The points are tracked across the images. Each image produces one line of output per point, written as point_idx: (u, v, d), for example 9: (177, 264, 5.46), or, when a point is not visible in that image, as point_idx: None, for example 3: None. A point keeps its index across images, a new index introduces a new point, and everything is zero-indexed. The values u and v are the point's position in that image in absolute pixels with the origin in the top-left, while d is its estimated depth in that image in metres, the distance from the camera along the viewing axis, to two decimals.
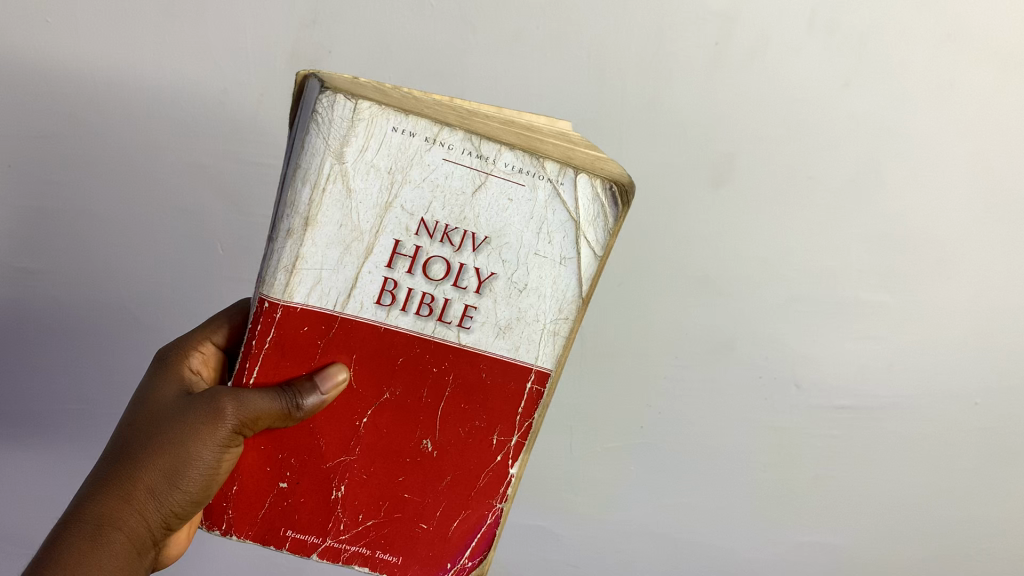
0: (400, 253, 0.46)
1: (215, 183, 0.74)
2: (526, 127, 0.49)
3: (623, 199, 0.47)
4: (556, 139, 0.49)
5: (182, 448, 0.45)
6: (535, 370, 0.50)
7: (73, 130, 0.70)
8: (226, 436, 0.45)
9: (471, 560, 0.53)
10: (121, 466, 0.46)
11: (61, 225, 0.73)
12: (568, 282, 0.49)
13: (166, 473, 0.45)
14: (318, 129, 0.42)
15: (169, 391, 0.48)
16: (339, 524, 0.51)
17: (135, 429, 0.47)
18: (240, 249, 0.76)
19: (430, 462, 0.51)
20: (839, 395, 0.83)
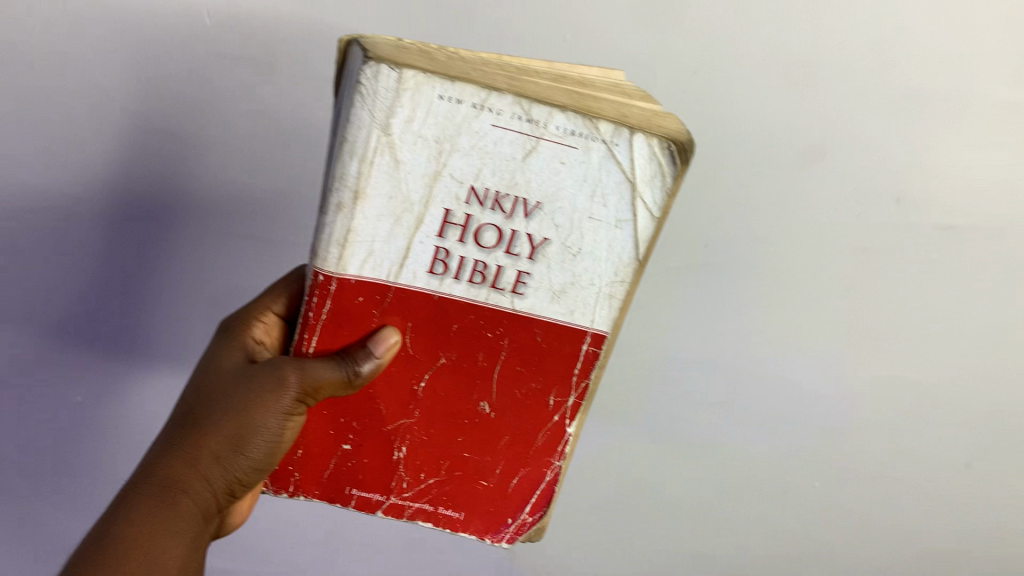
0: (451, 222, 0.45)
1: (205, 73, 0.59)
2: (578, 81, 0.47)
3: (682, 157, 0.45)
4: (608, 92, 0.47)
5: (246, 415, 0.46)
6: (591, 333, 0.50)
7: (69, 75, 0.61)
8: (289, 405, 0.45)
9: (531, 516, 0.54)
10: (189, 432, 0.46)
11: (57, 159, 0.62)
12: (623, 244, 0.47)
13: (230, 440, 0.46)
14: (363, 101, 0.41)
15: (233, 360, 0.48)
16: (402, 483, 0.52)
17: (201, 397, 0.47)
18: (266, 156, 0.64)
19: (488, 424, 0.51)
20: (913, 65, 0.59)
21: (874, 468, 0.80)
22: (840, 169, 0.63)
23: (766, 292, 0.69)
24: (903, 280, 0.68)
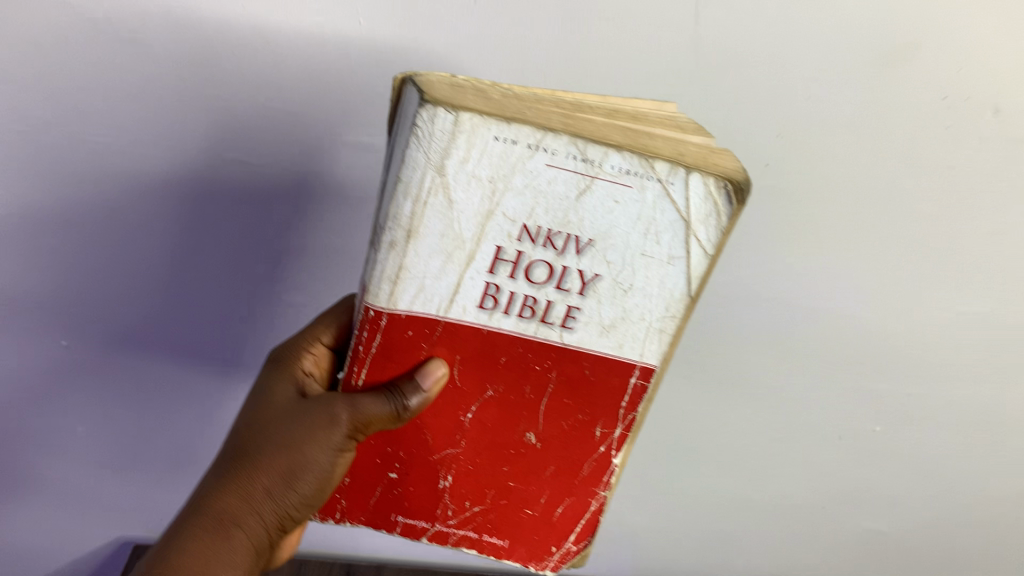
0: (502, 259, 0.45)
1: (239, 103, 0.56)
2: (631, 114, 0.46)
3: (738, 197, 0.44)
4: (663, 127, 0.46)
5: (298, 451, 0.46)
6: (640, 366, 0.49)
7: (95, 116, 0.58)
8: (340, 440, 0.46)
9: (576, 544, 0.54)
10: (241, 465, 0.47)
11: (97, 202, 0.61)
12: (675, 281, 0.47)
13: (281, 477, 0.46)
14: (419, 143, 0.41)
15: (284, 393, 0.49)
16: (447, 511, 0.52)
17: (253, 430, 0.48)
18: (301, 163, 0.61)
19: (534, 454, 0.51)
20: None
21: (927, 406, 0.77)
22: (932, 72, 0.52)
23: (834, 228, 0.62)
24: (990, 198, 0.60)
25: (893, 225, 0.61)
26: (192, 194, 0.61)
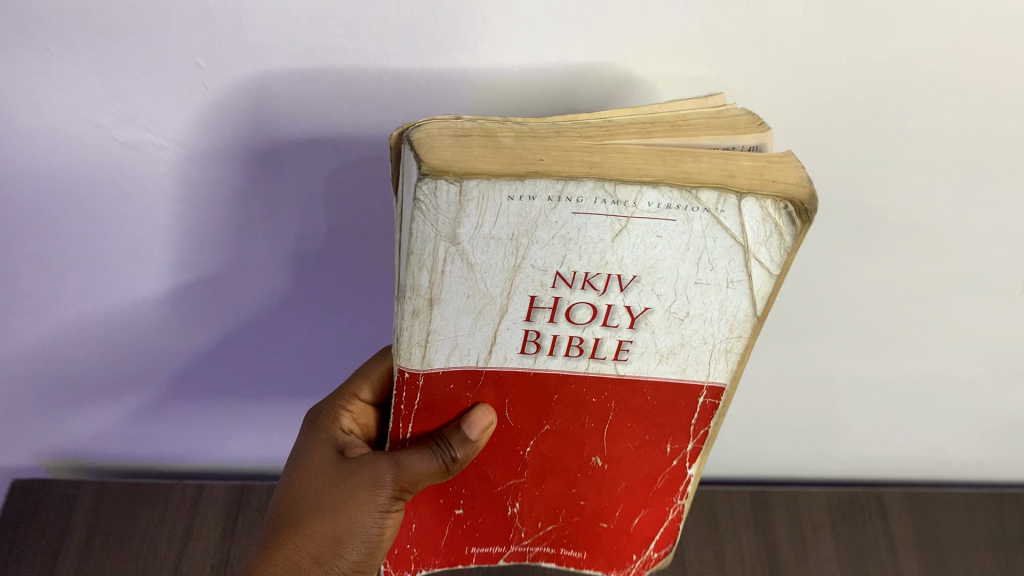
0: (539, 306, 0.41)
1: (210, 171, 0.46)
2: (673, 124, 0.38)
3: (802, 218, 0.37)
4: (710, 134, 0.38)
5: (343, 514, 0.45)
6: (708, 386, 0.45)
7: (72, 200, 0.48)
8: (388, 500, 0.45)
9: (657, 551, 0.52)
10: (286, 535, 0.45)
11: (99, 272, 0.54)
12: (737, 303, 0.41)
13: (332, 542, 0.45)
14: (424, 217, 0.36)
15: (322, 455, 0.47)
16: (520, 533, 0.51)
17: (293, 496, 0.46)
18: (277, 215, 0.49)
19: (602, 474, 0.49)
20: None
21: None
22: None
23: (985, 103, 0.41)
24: None
25: None
26: (202, 248, 0.52)
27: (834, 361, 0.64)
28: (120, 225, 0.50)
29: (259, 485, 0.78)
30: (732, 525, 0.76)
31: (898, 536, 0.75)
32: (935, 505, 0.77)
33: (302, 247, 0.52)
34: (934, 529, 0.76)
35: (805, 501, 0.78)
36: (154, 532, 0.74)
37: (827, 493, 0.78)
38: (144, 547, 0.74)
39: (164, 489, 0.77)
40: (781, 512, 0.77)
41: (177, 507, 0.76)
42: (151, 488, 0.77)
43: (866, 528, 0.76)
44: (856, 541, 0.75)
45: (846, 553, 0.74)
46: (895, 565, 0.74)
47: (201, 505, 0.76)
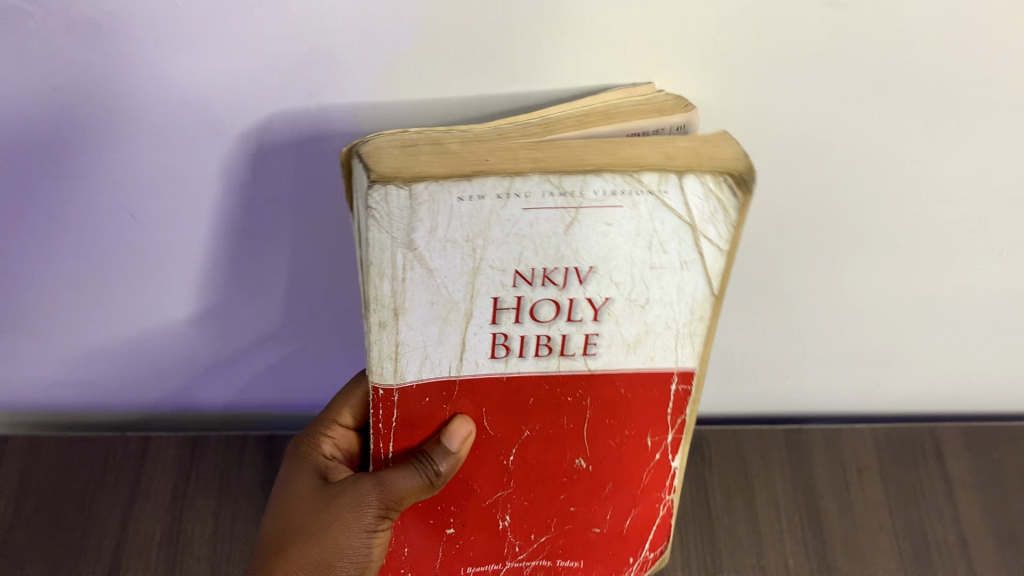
0: (503, 308, 0.42)
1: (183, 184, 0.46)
2: (606, 115, 0.39)
3: (745, 190, 0.37)
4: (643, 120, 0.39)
5: (329, 538, 0.45)
6: (678, 372, 0.46)
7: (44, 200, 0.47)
8: (374, 521, 0.45)
9: (652, 551, 0.52)
10: (274, 563, 0.45)
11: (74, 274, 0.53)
12: (695, 283, 0.42)
13: (318, 566, 0.45)
14: (379, 225, 0.37)
15: (307, 482, 0.47)
16: (514, 548, 0.51)
17: (280, 524, 0.46)
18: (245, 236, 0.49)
19: (588, 476, 0.49)
20: None
21: None
22: None
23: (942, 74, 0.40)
24: None
25: None
26: (120, 206, 0.47)
27: (931, 292, 0.56)
28: (94, 229, 0.49)
29: (215, 437, 0.66)
30: (764, 471, 0.65)
31: (958, 483, 0.65)
32: (994, 439, 0.66)
33: (181, 169, 0.44)
34: (998, 471, 0.65)
35: (850, 440, 0.67)
36: (89, 497, 0.63)
37: (877, 429, 0.67)
38: (79, 534, 0.62)
39: (104, 443, 0.65)
40: (819, 453, 0.66)
41: (118, 468, 0.64)
42: (87, 443, 0.65)
43: (918, 473, 0.65)
44: (908, 484, 0.64)
45: (896, 497, 0.64)
46: (955, 511, 0.63)
47: (148, 466, 0.64)
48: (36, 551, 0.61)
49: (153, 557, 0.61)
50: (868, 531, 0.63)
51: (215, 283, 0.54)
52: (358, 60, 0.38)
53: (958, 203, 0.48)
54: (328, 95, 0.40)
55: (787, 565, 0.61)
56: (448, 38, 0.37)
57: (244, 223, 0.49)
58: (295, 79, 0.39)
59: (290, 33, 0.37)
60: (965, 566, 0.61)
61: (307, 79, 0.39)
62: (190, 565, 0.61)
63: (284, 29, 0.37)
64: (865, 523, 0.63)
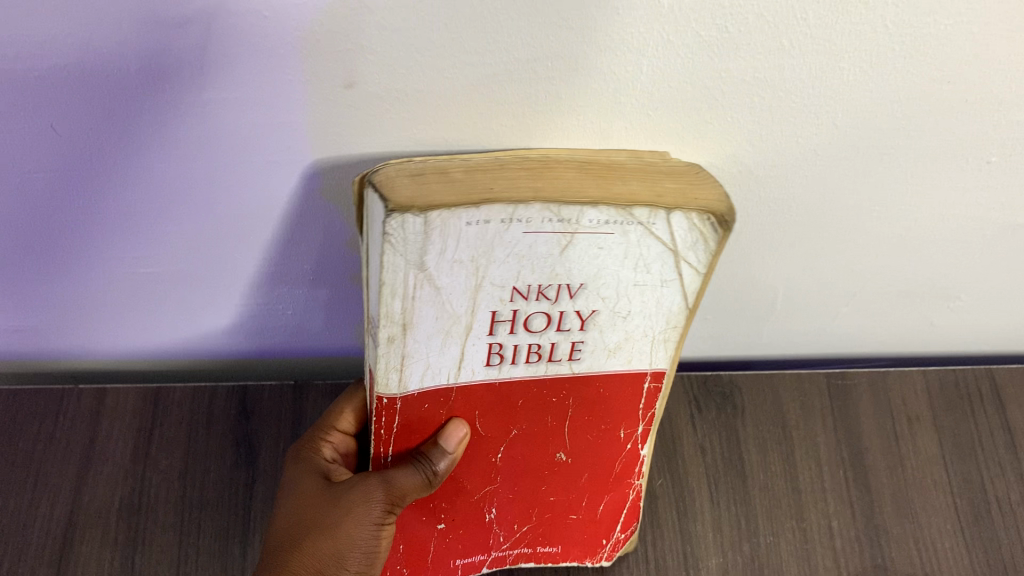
0: (499, 320, 0.45)
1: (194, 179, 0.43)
2: (607, 166, 0.43)
3: (725, 228, 0.42)
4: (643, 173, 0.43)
5: (339, 531, 0.47)
6: (651, 372, 0.50)
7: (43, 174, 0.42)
8: (380, 514, 0.48)
9: (623, 532, 0.56)
10: (287, 557, 0.47)
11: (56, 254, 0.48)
12: (672, 298, 0.46)
13: (332, 559, 0.47)
14: (394, 249, 0.40)
15: (310, 482, 0.50)
16: (499, 538, 0.55)
17: (290, 522, 0.49)
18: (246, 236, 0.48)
19: (567, 468, 0.53)
20: None
21: None
22: None
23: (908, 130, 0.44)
24: None
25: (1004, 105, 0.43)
26: (125, 193, 0.44)
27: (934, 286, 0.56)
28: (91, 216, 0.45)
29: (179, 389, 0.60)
30: (804, 420, 0.58)
31: (1020, 431, 0.58)
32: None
33: (140, 104, 0.38)
34: None
35: (899, 386, 0.60)
36: (35, 457, 0.57)
37: (929, 372, 0.60)
38: (23, 497, 0.56)
39: (53, 394, 0.59)
40: (863, 398, 0.59)
41: (70, 424, 0.58)
42: (34, 394, 0.59)
43: (975, 424, 0.59)
44: (964, 435, 0.58)
45: (951, 449, 0.58)
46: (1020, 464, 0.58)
47: (103, 418, 0.58)
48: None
49: (111, 524, 0.55)
50: (919, 489, 0.57)
51: (154, 208, 0.45)
52: (368, 105, 0.40)
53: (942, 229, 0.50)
54: (334, 130, 0.41)
55: (831, 529, 0.55)
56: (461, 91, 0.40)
57: (197, 130, 0.40)
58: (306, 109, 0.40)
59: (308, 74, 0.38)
60: None
61: (314, 114, 0.40)
62: (151, 534, 0.55)
63: (296, 72, 0.38)
64: (917, 480, 0.57)
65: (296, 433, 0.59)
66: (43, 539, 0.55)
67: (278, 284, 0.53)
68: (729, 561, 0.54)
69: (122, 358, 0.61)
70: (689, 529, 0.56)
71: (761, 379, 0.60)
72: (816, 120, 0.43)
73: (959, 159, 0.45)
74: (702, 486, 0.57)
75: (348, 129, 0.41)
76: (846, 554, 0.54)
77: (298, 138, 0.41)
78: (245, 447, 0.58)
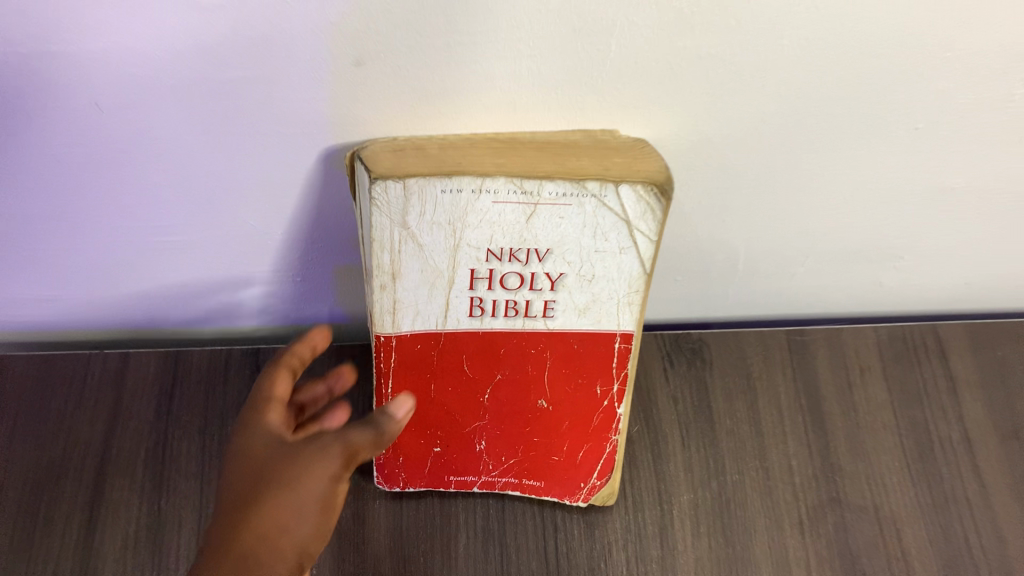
0: (478, 277, 0.53)
1: (212, 148, 0.52)
2: (565, 145, 0.49)
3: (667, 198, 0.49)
4: (598, 155, 0.49)
5: (300, 480, 0.44)
6: (620, 332, 0.57)
7: (91, 148, 0.52)
8: (337, 465, 0.45)
9: (599, 479, 0.62)
10: (243, 503, 0.44)
11: (105, 211, 0.59)
12: (631, 264, 0.53)
13: (293, 510, 0.44)
14: (381, 209, 0.49)
15: (259, 437, 0.47)
16: (488, 466, 0.62)
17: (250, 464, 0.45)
18: (255, 195, 0.57)
19: (549, 415, 0.61)
20: None
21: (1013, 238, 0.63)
22: None
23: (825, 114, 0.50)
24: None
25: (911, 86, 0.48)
26: (160, 162, 0.54)
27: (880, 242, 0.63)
28: (134, 182, 0.56)
29: (197, 351, 0.71)
30: (766, 370, 0.68)
31: (959, 378, 0.68)
32: (996, 336, 0.70)
33: (165, 94, 0.47)
34: (1003, 365, 0.69)
35: (853, 340, 0.70)
36: (69, 414, 0.68)
37: (880, 327, 0.70)
38: (59, 450, 0.66)
39: (81, 358, 0.70)
40: (820, 353, 0.69)
41: (99, 380, 0.69)
42: (65, 358, 0.70)
43: (920, 371, 0.69)
44: (911, 384, 0.68)
45: (899, 396, 0.68)
46: (957, 407, 0.67)
47: (127, 379, 0.69)
48: (19, 468, 0.66)
49: (139, 474, 0.66)
50: (871, 431, 0.66)
51: (170, 191, 0.57)
52: (358, 101, 0.48)
53: (871, 190, 0.57)
54: (330, 121, 0.49)
55: (790, 466, 0.65)
56: (435, 93, 0.47)
57: (206, 117, 0.49)
58: (304, 103, 0.48)
59: (306, 78, 0.46)
60: (967, 458, 0.66)
61: (313, 108, 0.48)
62: (178, 480, 0.66)
63: (296, 73, 0.46)
64: (868, 422, 0.67)
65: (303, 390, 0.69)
66: (77, 486, 0.65)
67: (301, 241, 0.63)
68: (699, 496, 0.64)
69: (175, 303, 0.71)
70: (664, 469, 0.65)
71: (731, 335, 0.70)
72: (746, 103, 0.49)
73: (889, 123, 0.51)
74: (674, 431, 0.66)
75: (341, 121, 0.49)
76: (803, 488, 0.64)
77: (299, 123, 0.50)
78: None
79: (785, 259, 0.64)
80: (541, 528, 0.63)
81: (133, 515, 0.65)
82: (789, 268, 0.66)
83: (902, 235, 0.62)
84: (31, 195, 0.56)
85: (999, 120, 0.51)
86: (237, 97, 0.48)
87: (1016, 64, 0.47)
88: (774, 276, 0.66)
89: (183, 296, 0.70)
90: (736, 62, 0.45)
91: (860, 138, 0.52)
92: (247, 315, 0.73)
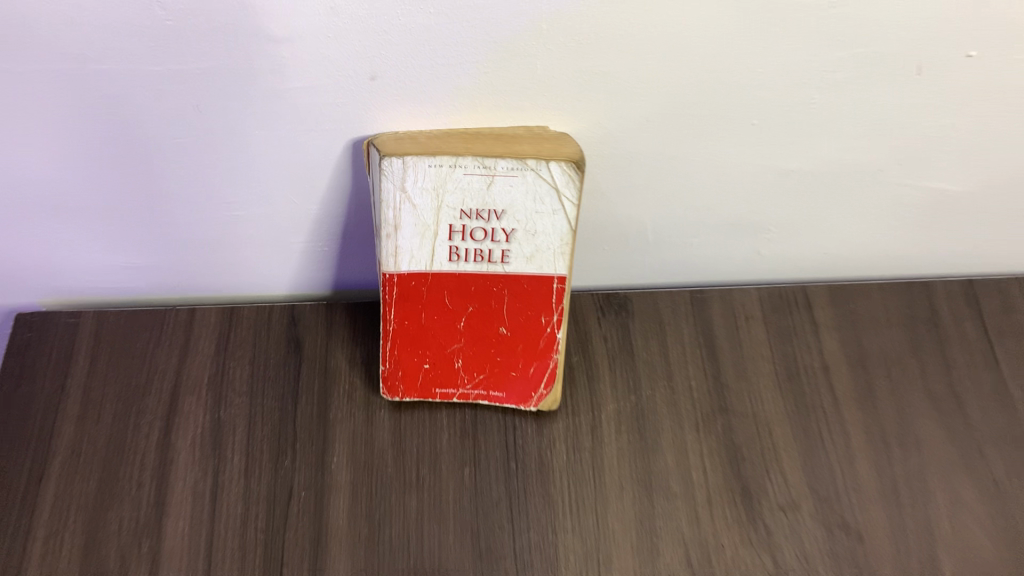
0: (455, 231, 0.77)
1: (269, 143, 0.76)
2: (512, 137, 0.74)
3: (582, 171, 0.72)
4: (534, 142, 0.73)
5: None
6: (557, 275, 0.80)
7: (185, 142, 0.76)
8: None
9: (545, 388, 0.84)
10: None
11: (188, 195, 0.82)
12: (561, 222, 0.76)
13: None
14: (388, 178, 0.72)
15: None
16: (464, 381, 0.84)
17: None
18: (296, 180, 0.81)
19: (508, 340, 0.83)
20: None
21: (847, 213, 0.87)
22: None
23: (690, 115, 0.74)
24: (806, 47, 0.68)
25: (744, 97, 0.72)
26: (231, 154, 0.77)
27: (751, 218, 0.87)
28: (211, 170, 0.79)
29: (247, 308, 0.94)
30: (674, 318, 0.91)
31: (821, 324, 0.91)
32: (850, 296, 0.94)
33: (243, 103, 0.71)
34: (854, 315, 0.92)
35: (740, 298, 0.93)
36: (151, 351, 0.90)
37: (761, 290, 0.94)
38: (143, 378, 0.88)
39: (161, 315, 0.93)
40: (714, 306, 0.92)
41: (173, 329, 0.92)
42: (148, 315, 0.93)
43: (793, 318, 0.92)
44: (784, 327, 0.91)
45: (774, 335, 0.91)
46: (819, 345, 0.90)
47: (194, 327, 0.92)
48: (113, 392, 0.87)
49: (203, 392, 0.87)
50: (753, 360, 0.89)
51: (237, 176, 0.80)
52: (372, 106, 0.72)
53: (735, 176, 0.81)
54: (352, 121, 0.73)
55: (690, 384, 0.87)
56: (423, 100, 0.71)
57: (268, 119, 0.73)
58: (334, 109, 0.72)
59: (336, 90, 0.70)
60: (826, 382, 0.88)
61: (341, 112, 0.72)
62: (231, 397, 0.87)
63: (331, 88, 0.70)
64: (751, 354, 0.89)
65: (326, 333, 0.92)
66: (157, 402, 0.87)
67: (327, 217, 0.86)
68: (620, 406, 0.86)
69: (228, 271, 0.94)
70: (596, 387, 0.87)
71: (648, 293, 0.94)
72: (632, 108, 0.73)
73: (734, 124, 0.75)
74: (604, 360, 0.89)
75: (360, 119, 0.73)
76: (699, 401, 0.86)
77: (331, 123, 0.74)
78: (293, 343, 0.91)
79: (683, 231, 0.88)
80: (504, 428, 0.84)
81: (198, 421, 0.85)
82: (686, 240, 0.89)
83: (767, 211, 0.86)
84: (138, 179, 0.79)
85: (808, 119, 0.75)
86: (290, 105, 0.72)
87: (807, 80, 0.71)
88: (678, 245, 0.90)
89: (233, 266, 0.93)
90: (621, 78, 0.70)
91: (716, 136, 0.76)
92: (284, 283, 0.96)
